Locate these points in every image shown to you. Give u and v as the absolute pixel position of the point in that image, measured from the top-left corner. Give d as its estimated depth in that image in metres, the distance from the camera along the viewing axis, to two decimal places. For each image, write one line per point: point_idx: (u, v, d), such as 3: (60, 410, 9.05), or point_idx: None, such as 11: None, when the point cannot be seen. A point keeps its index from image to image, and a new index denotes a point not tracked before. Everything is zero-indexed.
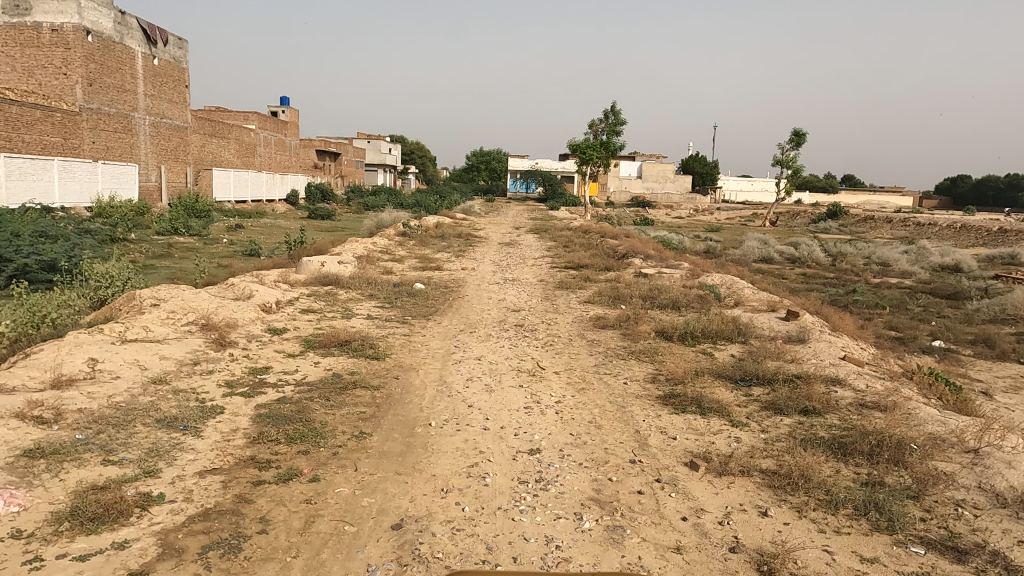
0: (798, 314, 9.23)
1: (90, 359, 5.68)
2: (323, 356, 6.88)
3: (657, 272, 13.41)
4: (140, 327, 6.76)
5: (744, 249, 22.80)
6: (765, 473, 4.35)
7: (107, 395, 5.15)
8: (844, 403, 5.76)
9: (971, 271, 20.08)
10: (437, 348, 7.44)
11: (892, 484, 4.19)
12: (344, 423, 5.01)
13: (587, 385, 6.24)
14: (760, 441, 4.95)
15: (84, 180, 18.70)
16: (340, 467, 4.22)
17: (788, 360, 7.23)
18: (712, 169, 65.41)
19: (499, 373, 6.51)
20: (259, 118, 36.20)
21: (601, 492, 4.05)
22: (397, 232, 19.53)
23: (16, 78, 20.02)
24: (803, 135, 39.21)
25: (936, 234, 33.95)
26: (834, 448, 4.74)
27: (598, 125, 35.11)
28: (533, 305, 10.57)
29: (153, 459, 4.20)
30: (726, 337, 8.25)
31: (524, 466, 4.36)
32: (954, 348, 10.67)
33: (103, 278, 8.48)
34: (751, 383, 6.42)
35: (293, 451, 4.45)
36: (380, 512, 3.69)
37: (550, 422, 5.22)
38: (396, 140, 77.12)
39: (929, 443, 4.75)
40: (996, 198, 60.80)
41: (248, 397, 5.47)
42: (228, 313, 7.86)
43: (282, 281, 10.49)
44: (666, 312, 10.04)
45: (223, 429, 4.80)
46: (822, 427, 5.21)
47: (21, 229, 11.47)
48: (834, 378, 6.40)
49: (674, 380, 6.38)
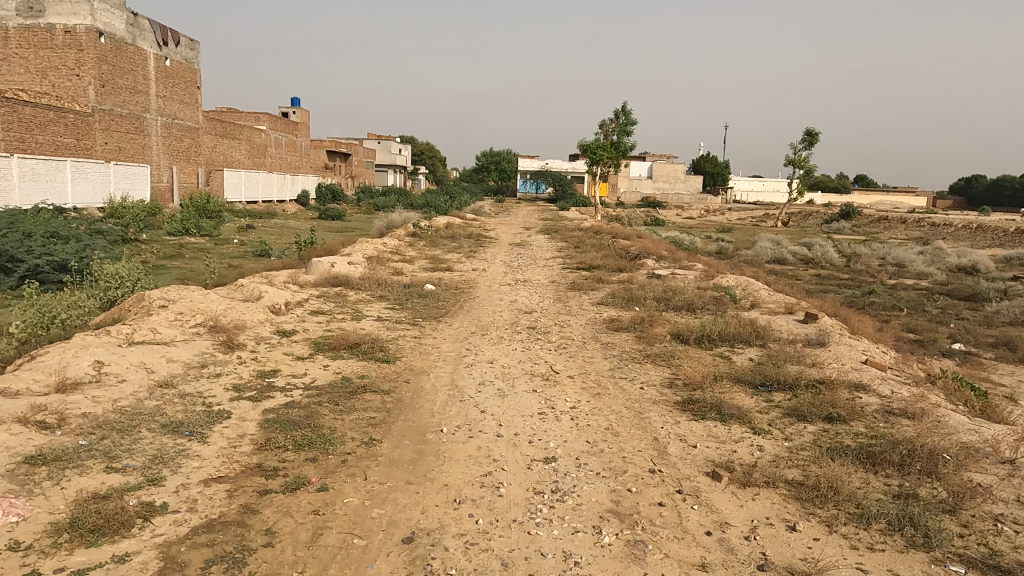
0: (817, 316, 9.06)
1: (95, 362, 5.58)
2: (333, 359, 6.75)
3: (670, 272, 13.28)
4: (149, 329, 6.68)
5: (756, 249, 22.60)
6: (792, 484, 4.15)
7: (113, 399, 5.06)
8: (869, 410, 5.53)
9: (989, 272, 19.76)
10: (449, 351, 7.30)
11: (926, 498, 3.97)
12: (354, 429, 4.87)
13: (603, 390, 6.06)
14: (784, 449, 4.76)
15: (97, 180, 18.79)
16: (349, 476, 4.07)
17: (810, 363, 7.03)
18: (724, 169, 64.72)
19: (512, 377, 6.34)
20: (269, 119, 36.27)
21: (620, 503, 3.88)
22: (407, 232, 19.45)
23: (29, 79, 20.17)
24: (816, 135, 38.85)
25: (952, 234, 33.57)
26: (862, 459, 4.52)
27: (608, 125, 34.80)
28: (546, 306, 10.44)
29: (157, 466, 4.09)
30: (744, 340, 8.05)
31: (540, 476, 4.18)
32: (975, 351, 10.44)
33: (113, 278, 8.48)
34: (772, 388, 6.21)
35: (301, 458, 4.32)
36: (391, 524, 3.54)
37: (566, 428, 5.06)
38: (409, 143, 77.98)
39: (963, 452, 4.50)
40: (1011, 198, 59.96)
41: (256, 402, 5.36)
42: (237, 315, 7.74)
43: (292, 282, 10.43)
44: (680, 313, 9.86)
45: (230, 435, 4.68)
46: (847, 435, 5.02)
47: (34, 229, 11.51)
48: (858, 384, 6.19)
49: (693, 385, 6.19)
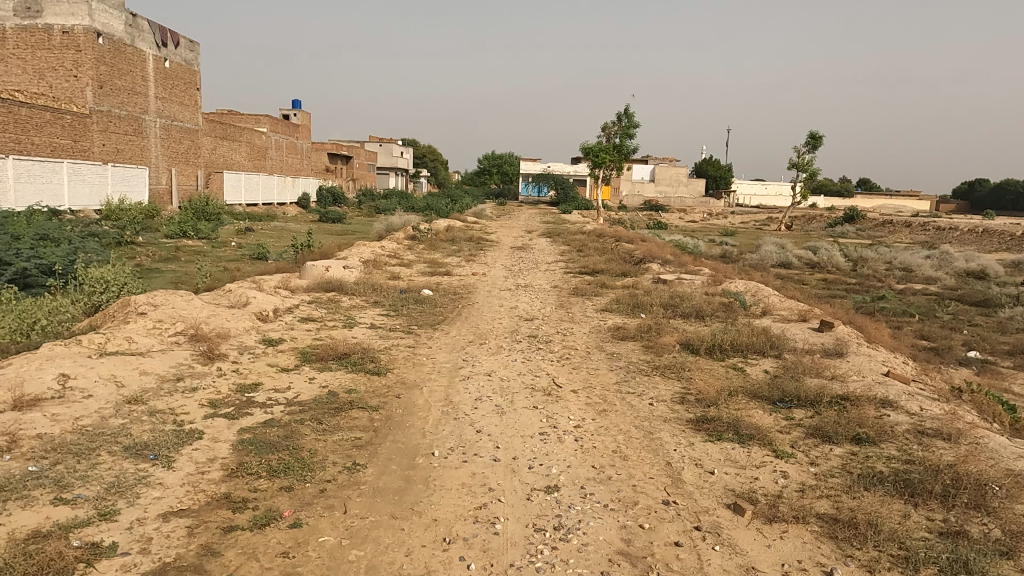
0: (833, 324, 8.59)
1: (61, 376, 5.15)
2: (319, 370, 6.30)
3: (677, 277, 12.83)
4: (123, 338, 6.24)
5: (761, 253, 22.15)
6: (824, 520, 3.68)
7: (74, 417, 4.62)
8: (900, 431, 5.07)
9: (999, 276, 19.28)
10: (444, 362, 6.85)
11: (977, 537, 3.51)
12: (336, 452, 4.43)
13: (609, 406, 5.60)
14: (811, 476, 4.30)
15: (94, 182, 18.44)
16: (327, 509, 3.63)
17: (830, 376, 6.56)
18: (727, 172, 64.25)
19: (511, 392, 5.88)
20: (270, 121, 35.93)
21: (631, 544, 3.42)
22: (406, 236, 19.03)
23: (26, 80, 19.82)
24: (820, 138, 38.44)
25: (958, 238, 33.07)
26: (900, 488, 4.06)
27: (610, 127, 34.40)
28: (548, 313, 9.99)
29: (112, 497, 3.65)
30: (758, 350, 7.59)
31: (541, 510, 3.73)
32: (992, 359, 9.98)
33: (98, 283, 8.08)
34: (792, 405, 5.75)
35: (275, 487, 3.88)
36: (370, 570, 3.10)
37: (570, 451, 4.60)
38: (410, 146, 77.86)
39: (1012, 483, 4.04)
40: (1015, 202, 59.41)
41: (232, 420, 4.92)
42: (220, 323, 7.30)
43: (283, 287, 10.00)
44: (689, 321, 9.40)
45: (199, 458, 4.24)
46: (879, 460, 4.55)
47: (22, 232, 11.12)
48: (885, 400, 5.72)
49: (706, 401, 5.72)
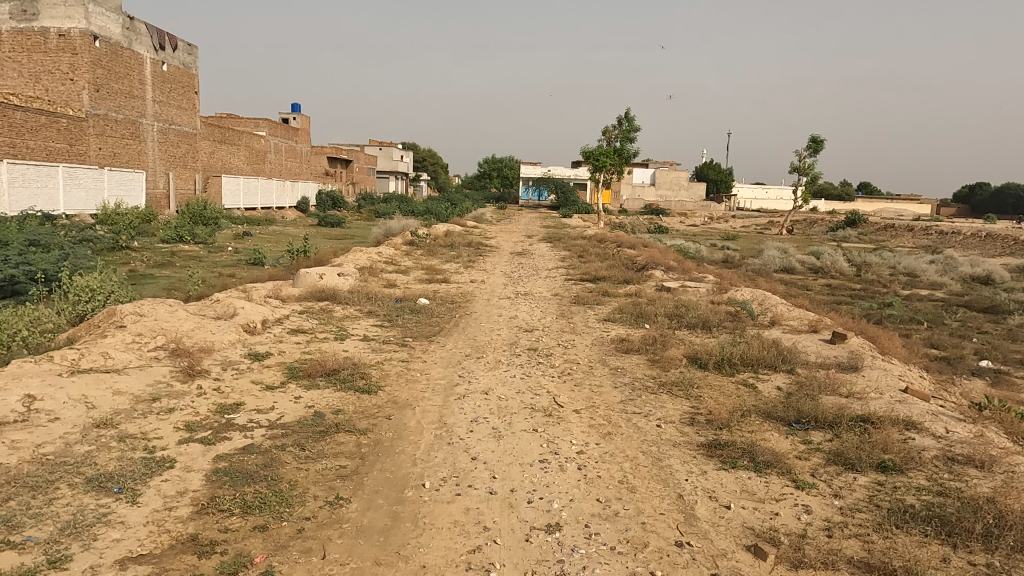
0: (845, 336, 8.22)
1: (26, 398, 4.79)
2: (306, 388, 5.93)
3: (680, 285, 12.49)
4: (99, 354, 5.88)
5: (764, 258, 21.80)
6: (856, 565, 3.32)
7: (36, 444, 4.26)
8: (928, 457, 4.70)
9: (1005, 282, 18.94)
10: (439, 378, 6.49)
11: None
12: (318, 483, 4.07)
13: (614, 429, 5.24)
14: (836, 511, 3.93)
15: (89, 186, 18.15)
16: (303, 554, 3.27)
17: (847, 393, 6.20)
18: (727, 176, 63.99)
19: (509, 412, 5.51)
20: (269, 125, 35.66)
21: None
22: (404, 242, 18.70)
23: (21, 83, 19.50)
24: (821, 141, 38.15)
25: (961, 242, 32.72)
26: (936, 526, 3.69)
27: (611, 131, 34.14)
28: (548, 323, 9.63)
29: (66, 539, 3.29)
30: (769, 365, 7.22)
31: (541, 554, 3.37)
32: (1006, 368, 9.63)
33: (83, 291, 7.70)
34: (809, 427, 5.39)
35: (248, 526, 3.52)
36: None
37: (572, 481, 4.24)
38: (411, 149, 77.63)
39: None
40: (1016, 206, 59.06)
41: (208, 446, 4.56)
42: (204, 336, 6.95)
43: (273, 297, 9.64)
44: (695, 332, 9.04)
45: (167, 492, 3.88)
46: (909, 491, 4.19)
47: (9, 238, 10.77)
48: (909, 422, 5.35)
49: (718, 423, 5.36)
